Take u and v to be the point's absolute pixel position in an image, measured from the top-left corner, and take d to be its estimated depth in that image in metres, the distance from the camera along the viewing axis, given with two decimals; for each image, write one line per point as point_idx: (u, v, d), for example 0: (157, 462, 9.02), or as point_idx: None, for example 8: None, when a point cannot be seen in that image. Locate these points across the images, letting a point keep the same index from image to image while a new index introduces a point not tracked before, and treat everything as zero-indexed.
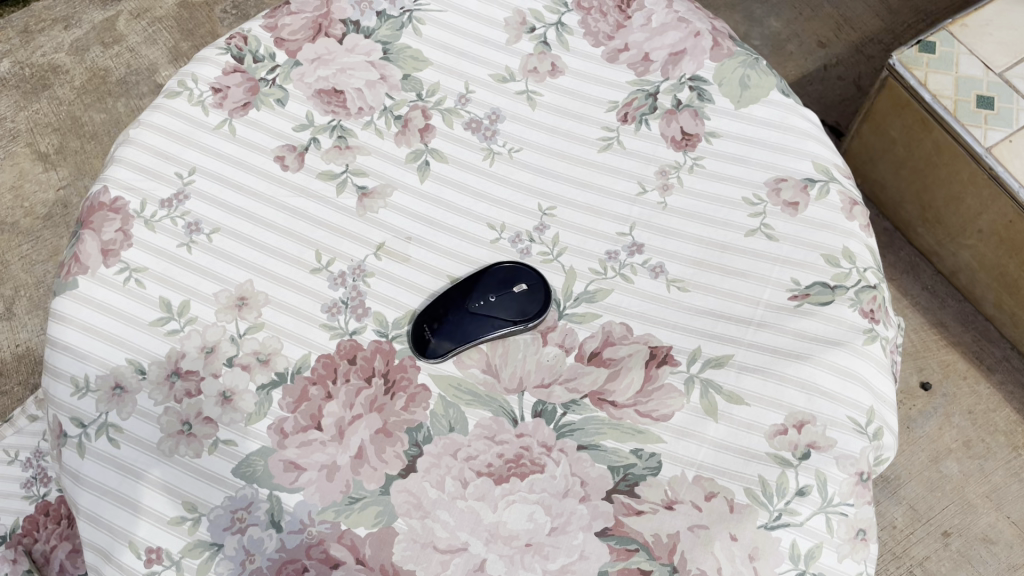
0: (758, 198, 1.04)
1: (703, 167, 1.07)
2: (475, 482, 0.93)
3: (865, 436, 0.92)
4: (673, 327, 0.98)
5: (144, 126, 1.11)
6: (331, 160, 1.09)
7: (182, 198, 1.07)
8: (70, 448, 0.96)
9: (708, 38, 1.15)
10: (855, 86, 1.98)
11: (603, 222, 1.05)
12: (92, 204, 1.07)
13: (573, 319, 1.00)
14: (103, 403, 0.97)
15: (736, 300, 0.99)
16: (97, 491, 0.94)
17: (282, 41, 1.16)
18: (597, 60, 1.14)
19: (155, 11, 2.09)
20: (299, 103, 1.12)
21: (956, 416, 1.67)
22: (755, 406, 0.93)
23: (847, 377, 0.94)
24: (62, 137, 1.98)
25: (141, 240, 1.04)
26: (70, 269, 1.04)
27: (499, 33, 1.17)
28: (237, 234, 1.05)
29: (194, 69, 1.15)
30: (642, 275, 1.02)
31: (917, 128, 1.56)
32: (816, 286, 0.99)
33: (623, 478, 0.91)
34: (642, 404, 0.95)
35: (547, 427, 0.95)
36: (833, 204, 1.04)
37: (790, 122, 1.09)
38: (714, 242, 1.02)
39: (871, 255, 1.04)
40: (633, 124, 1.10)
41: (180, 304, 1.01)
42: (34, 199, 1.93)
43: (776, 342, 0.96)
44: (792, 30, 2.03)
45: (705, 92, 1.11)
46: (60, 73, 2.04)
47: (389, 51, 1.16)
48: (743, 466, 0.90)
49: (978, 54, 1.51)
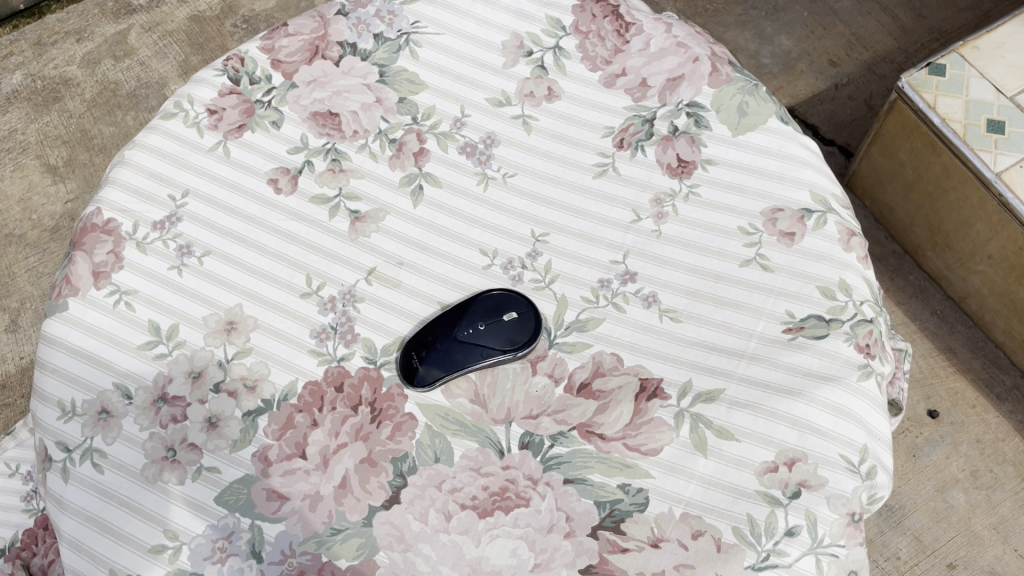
0: (754, 227, 1.03)
1: (699, 196, 1.05)
2: (458, 515, 0.91)
3: (857, 475, 0.90)
4: (664, 359, 0.97)
5: (140, 147, 1.12)
6: (325, 183, 1.09)
7: (174, 220, 1.07)
8: (55, 473, 0.96)
9: (707, 63, 1.13)
10: (867, 106, 1.95)
11: (597, 251, 1.04)
12: (85, 225, 1.08)
13: (563, 349, 0.99)
14: (89, 427, 0.97)
15: (729, 332, 0.97)
16: (80, 518, 0.93)
17: (278, 63, 1.16)
18: (594, 85, 1.13)
19: (167, 25, 2.10)
20: (294, 126, 1.12)
21: (964, 445, 1.63)
22: (745, 442, 0.91)
23: (840, 414, 0.92)
24: (71, 150, 1.99)
25: (132, 262, 1.05)
26: (61, 291, 1.04)
27: (496, 56, 1.16)
28: (229, 258, 1.05)
29: (191, 90, 1.16)
30: (634, 304, 1.00)
31: (927, 152, 1.54)
32: (811, 319, 0.97)
33: (609, 514, 0.90)
34: (630, 438, 0.93)
35: (534, 459, 0.93)
36: (831, 235, 1.02)
37: (789, 150, 1.07)
38: (708, 272, 1.01)
39: (869, 287, 1.01)
40: (629, 150, 1.09)
41: (169, 328, 1.01)
42: (42, 212, 1.94)
43: (769, 376, 0.94)
44: (803, 48, 2.01)
45: (703, 118, 1.10)
46: (71, 86, 2.05)
47: (385, 73, 1.15)
48: (731, 504, 0.89)
49: (989, 76, 1.49)
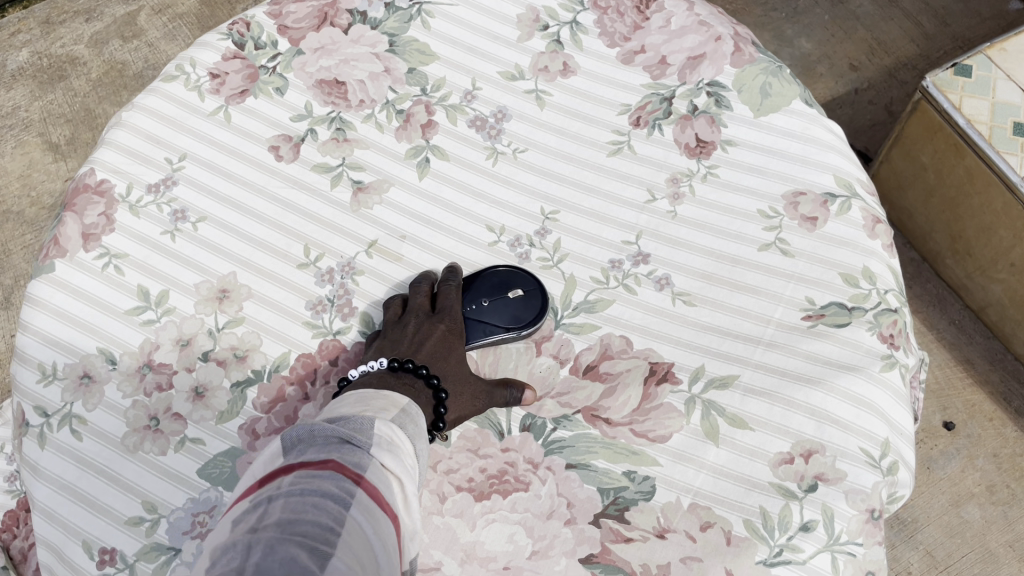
0: (775, 210, 0.98)
1: (717, 177, 1.01)
2: (453, 497, 0.86)
3: (878, 470, 0.85)
4: (675, 343, 0.92)
5: (138, 109, 1.08)
6: (328, 152, 1.05)
7: (170, 184, 1.03)
8: (31, 438, 0.91)
9: (729, 43, 1.09)
10: (887, 111, 1.91)
11: (609, 230, 0.99)
12: (77, 186, 1.04)
13: (570, 330, 0.94)
14: (70, 392, 0.92)
15: (745, 318, 0.92)
16: (55, 486, 0.89)
17: (285, 29, 1.12)
18: (611, 61, 1.09)
19: (177, 8, 2.07)
20: (298, 93, 1.08)
21: (980, 459, 1.57)
22: (759, 431, 0.86)
23: (861, 405, 0.87)
24: (75, 129, 1.96)
25: (124, 225, 1.00)
26: (49, 252, 1.00)
27: (510, 29, 1.12)
28: (224, 224, 1.00)
29: (194, 53, 1.12)
30: (646, 286, 0.95)
31: (950, 155, 1.49)
32: (832, 306, 0.92)
33: (613, 502, 0.85)
34: (638, 424, 0.88)
35: (535, 442, 0.88)
36: (854, 221, 0.97)
37: (812, 133, 1.03)
38: (724, 256, 0.96)
39: (893, 277, 0.96)
40: (645, 129, 1.04)
41: (159, 294, 0.96)
42: (41, 189, 1.91)
43: (786, 364, 0.89)
44: (823, 52, 1.97)
45: (723, 98, 1.05)
46: (78, 65, 2.02)
47: (395, 43, 1.11)
48: (743, 496, 0.84)
49: (1017, 79, 1.44)
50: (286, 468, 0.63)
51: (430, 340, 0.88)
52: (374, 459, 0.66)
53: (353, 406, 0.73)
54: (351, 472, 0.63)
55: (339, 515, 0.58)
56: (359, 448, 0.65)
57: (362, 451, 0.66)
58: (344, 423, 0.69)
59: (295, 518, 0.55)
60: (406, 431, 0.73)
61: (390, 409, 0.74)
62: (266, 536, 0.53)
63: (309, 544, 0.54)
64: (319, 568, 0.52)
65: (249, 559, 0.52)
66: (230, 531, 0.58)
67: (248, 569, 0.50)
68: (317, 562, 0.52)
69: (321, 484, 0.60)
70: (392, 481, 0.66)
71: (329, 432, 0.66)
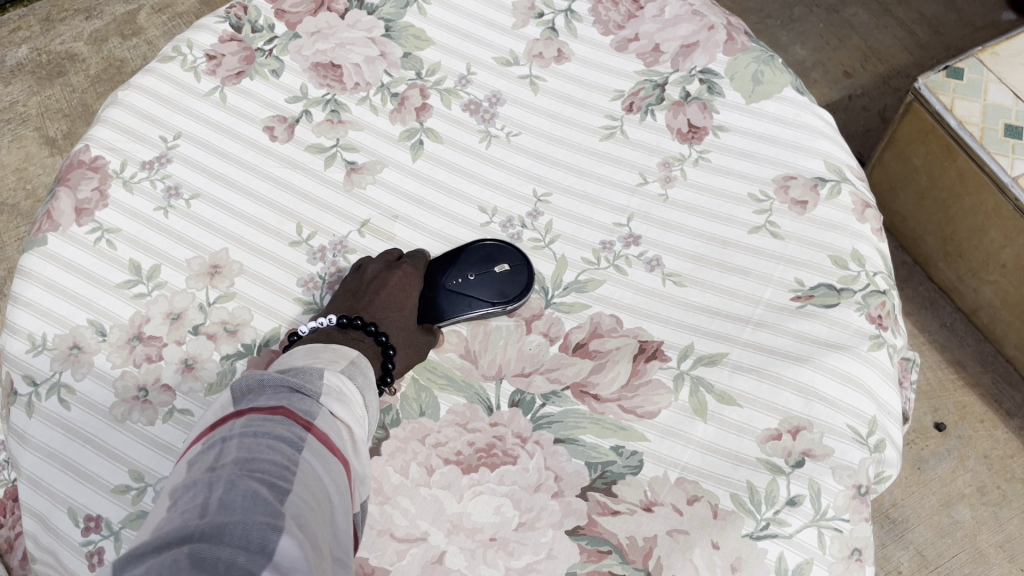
0: (765, 194, 0.99)
1: (709, 162, 1.01)
2: (441, 470, 0.86)
3: (865, 447, 0.85)
4: (665, 322, 0.92)
5: (134, 89, 1.08)
6: (322, 133, 1.05)
7: (164, 161, 1.03)
8: (19, 407, 0.91)
9: (722, 32, 1.10)
10: (880, 118, 1.93)
11: (601, 212, 1.00)
12: (71, 162, 1.04)
13: (561, 309, 0.94)
14: (58, 362, 0.92)
15: (734, 298, 0.93)
16: (42, 454, 0.89)
17: (283, 13, 1.13)
18: (605, 49, 1.10)
19: (177, 7, 2.09)
20: (294, 75, 1.09)
21: (971, 460, 1.57)
22: (747, 408, 0.86)
23: (849, 383, 0.87)
24: (72, 124, 1.97)
25: (117, 201, 1.01)
26: (42, 226, 1.00)
27: (506, 16, 1.13)
28: (217, 202, 1.01)
29: (191, 36, 1.13)
30: (637, 267, 0.96)
31: (941, 157, 1.50)
32: (821, 287, 0.93)
33: (600, 476, 0.85)
34: (627, 400, 0.88)
35: (524, 418, 0.88)
36: (844, 205, 0.98)
37: (803, 120, 1.04)
38: (715, 238, 0.97)
39: (882, 260, 0.97)
40: (638, 114, 1.05)
41: (150, 268, 0.97)
42: (38, 182, 1.91)
43: (775, 342, 0.89)
44: (818, 59, 1.99)
45: (715, 85, 1.06)
46: (77, 61, 2.03)
47: (391, 29, 1.12)
48: (730, 471, 0.84)
49: (1008, 82, 1.45)
50: (238, 413, 0.67)
51: (385, 289, 0.91)
52: (323, 406, 0.71)
53: (300, 359, 0.76)
54: (301, 418, 0.67)
55: (293, 457, 0.63)
56: (308, 395, 0.70)
57: (312, 398, 0.70)
58: (293, 373, 0.73)
59: (251, 458, 0.61)
60: (354, 383, 0.77)
61: (338, 361, 0.77)
62: (226, 474, 0.59)
63: (268, 481, 0.59)
64: (278, 502, 0.58)
65: (212, 494, 0.57)
66: (187, 471, 0.63)
67: (212, 503, 0.56)
68: (276, 495, 0.58)
69: (273, 428, 0.65)
70: (342, 429, 0.72)
71: (278, 381, 0.70)
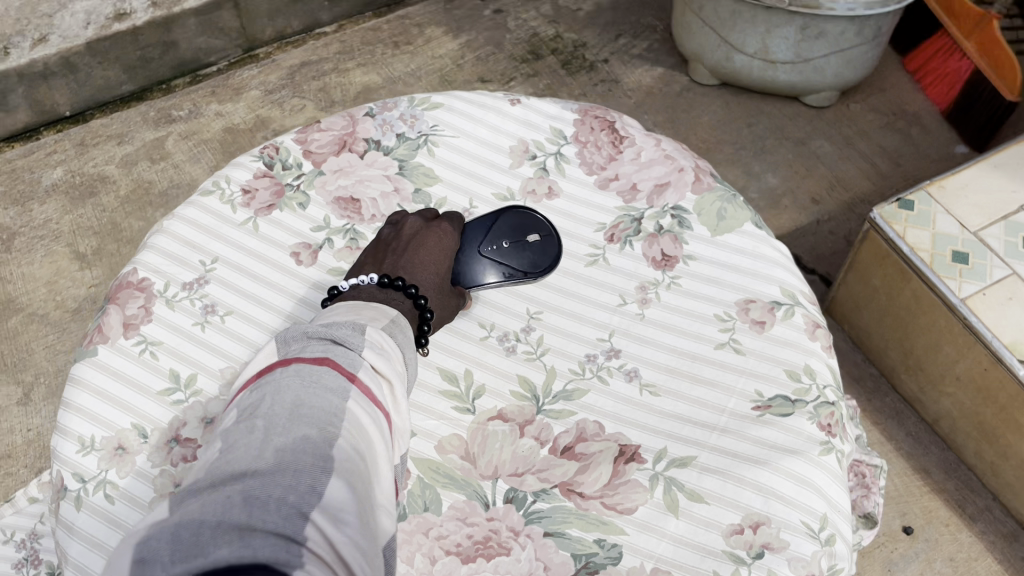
0: (728, 315, 1.13)
1: (680, 286, 1.16)
2: (443, 560, 0.96)
3: (817, 540, 0.96)
4: (641, 427, 1.05)
5: (178, 218, 1.24)
6: (342, 258, 1.20)
7: (202, 282, 1.18)
8: (68, 501, 1.02)
9: (691, 173, 1.26)
10: (846, 241, 2.10)
11: (585, 329, 1.14)
12: (120, 283, 1.18)
13: (550, 415, 1.07)
14: (105, 461, 1.04)
15: (702, 407, 1.06)
16: (87, 543, 0.99)
17: (310, 153, 1.29)
18: (590, 187, 1.26)
19: (202, 134, 2.27)
20: (318, 208, 1.24)
21: (937, 562, 1.67)
22: (714, 505, 0.98)
23: (803, 484, 0.99)
24: (101, 240, 2.11)
25: (160, 316, 1.14)
26: (93, 339, 1.13)
27: (504, 158, 1.29)
28: (248, 318, 1.15)
29: (228, 172, 1.29)
30: (616, 378, 1.09)
31: (897, 279, 1.66)
32: (778, 398, 1.06)
33: (584, 565, 0.95)
34: (608, 496, 1.00)
35: (517, 513, 1.00)
36: (797, 325, 1.12)
37: (761, 251, 1.19)
38: (685, 353, 1.10)
39: (832, 374, 1.11)
40: (618, 244, 1.21)
41: (188, 377, 1.10)
42: (66, 294, 2.04)
43: (737, 447, 1.02)
44: (788, 187, 2.17)
45: (686, 219, 1.22)
46: (107, 182, 2.19)
47: (404, 167, 1.28)
48: (698, 561, 0.95)
49: (953, 213, 1.61)
50: (286, 361, 0.82)
51: (426, 253, 1.09)
52: (365, 360, 0.85)
53: (344, 314, 0.93)
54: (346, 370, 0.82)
55: (339, 403, 0.78)
56: (351, 347, 0.85)
57: (353, 350, 0.85)
58: (338, 328, 0.88)
59: (301, 406, 0.75)
60: (395, 338, 0.93)
61: (379, 318, 0.94)
62: (279, 419, 0.73)
63: (315, 424, 0.74)
64: (325, 445, 0.72)
65: (269, 435, 0.71)
66: (244, 410, 0.78)
67: (270, 446, 0.70)
68: (323, 439, 0.73)
69: (321, 376, 0.79)
70: (383, 382, 0.86)
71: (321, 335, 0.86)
